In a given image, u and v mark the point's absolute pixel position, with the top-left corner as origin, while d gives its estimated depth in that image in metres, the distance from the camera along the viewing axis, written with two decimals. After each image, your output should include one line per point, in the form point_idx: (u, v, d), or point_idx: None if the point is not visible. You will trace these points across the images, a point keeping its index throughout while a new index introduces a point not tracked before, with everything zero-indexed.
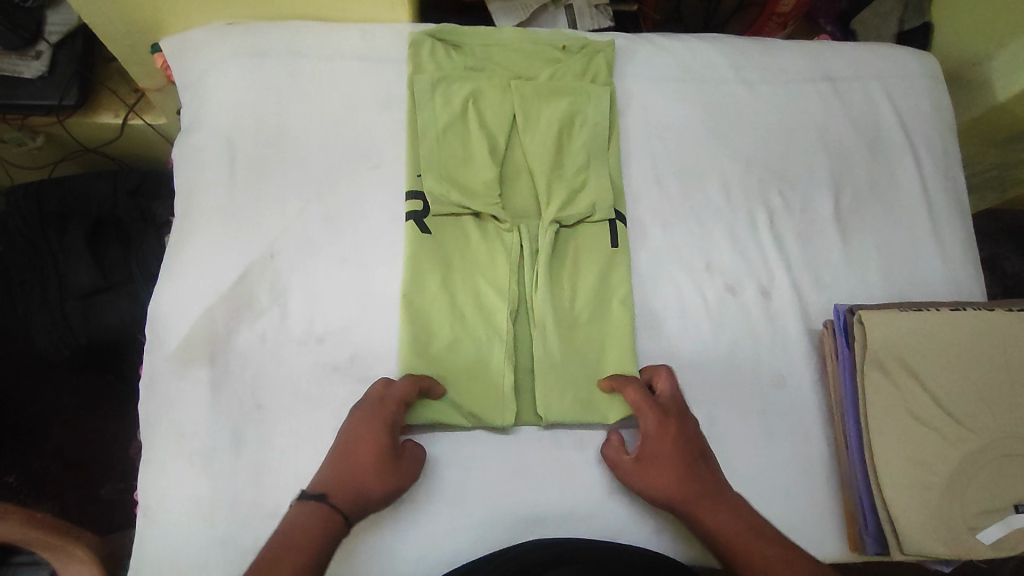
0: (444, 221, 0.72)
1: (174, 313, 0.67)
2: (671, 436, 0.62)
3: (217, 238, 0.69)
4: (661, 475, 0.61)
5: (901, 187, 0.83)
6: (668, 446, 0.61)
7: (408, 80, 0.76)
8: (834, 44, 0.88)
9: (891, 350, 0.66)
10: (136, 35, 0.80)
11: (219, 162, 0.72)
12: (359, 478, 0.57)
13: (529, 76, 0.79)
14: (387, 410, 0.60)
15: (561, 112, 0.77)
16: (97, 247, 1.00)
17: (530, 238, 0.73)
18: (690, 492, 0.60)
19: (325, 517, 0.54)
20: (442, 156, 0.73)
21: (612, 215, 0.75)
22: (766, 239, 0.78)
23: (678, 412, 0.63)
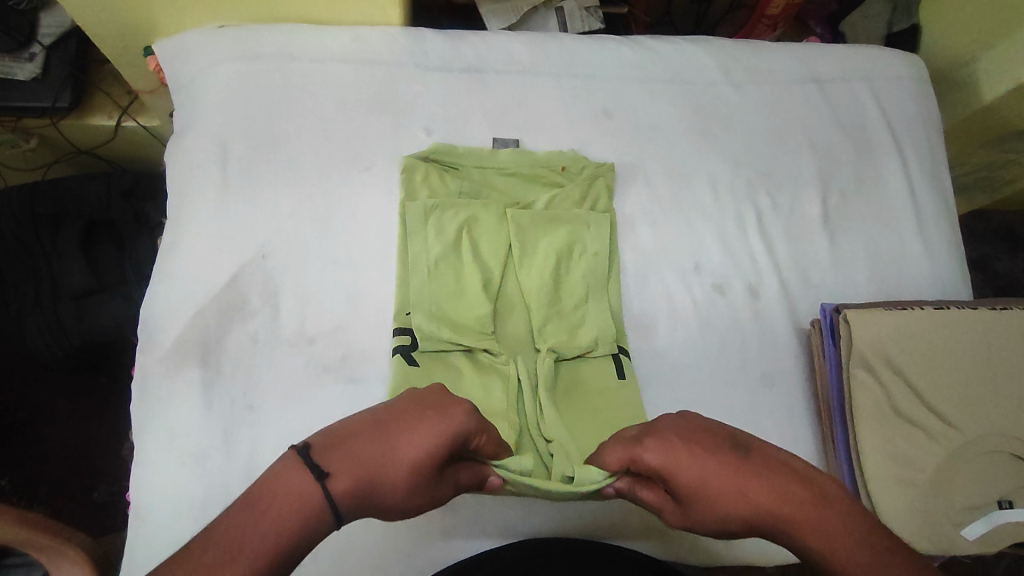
0: (433, 357, 0.68)
1: (168, 314, 0.68)
2: (678, 445, 0.51)
3: (208, 240, 0.70)
4: (727, 496, 0.47)
5: (887, 187, 0.84)
6: (701, 463, 0.49)
7: (399, 207, 0.73)
8: (821, 48, 0.89)
9: (876, 348, 0.66)
10: (129, 37, 0.81)
11: (210, 165, 0.72)
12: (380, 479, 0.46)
13: (525, 200, 0.77)
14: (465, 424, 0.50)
15: (560, 240, 0.74)
16: (91, 248, 1.01)
17: (529, 372, 0.69)
18: (734, 505, 0.47)
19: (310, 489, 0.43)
20: (433, 292, 0.70)
21: (614, 350, 0.70)
22: (754, 239, 0.79)
23: (663, 426, 0.54)
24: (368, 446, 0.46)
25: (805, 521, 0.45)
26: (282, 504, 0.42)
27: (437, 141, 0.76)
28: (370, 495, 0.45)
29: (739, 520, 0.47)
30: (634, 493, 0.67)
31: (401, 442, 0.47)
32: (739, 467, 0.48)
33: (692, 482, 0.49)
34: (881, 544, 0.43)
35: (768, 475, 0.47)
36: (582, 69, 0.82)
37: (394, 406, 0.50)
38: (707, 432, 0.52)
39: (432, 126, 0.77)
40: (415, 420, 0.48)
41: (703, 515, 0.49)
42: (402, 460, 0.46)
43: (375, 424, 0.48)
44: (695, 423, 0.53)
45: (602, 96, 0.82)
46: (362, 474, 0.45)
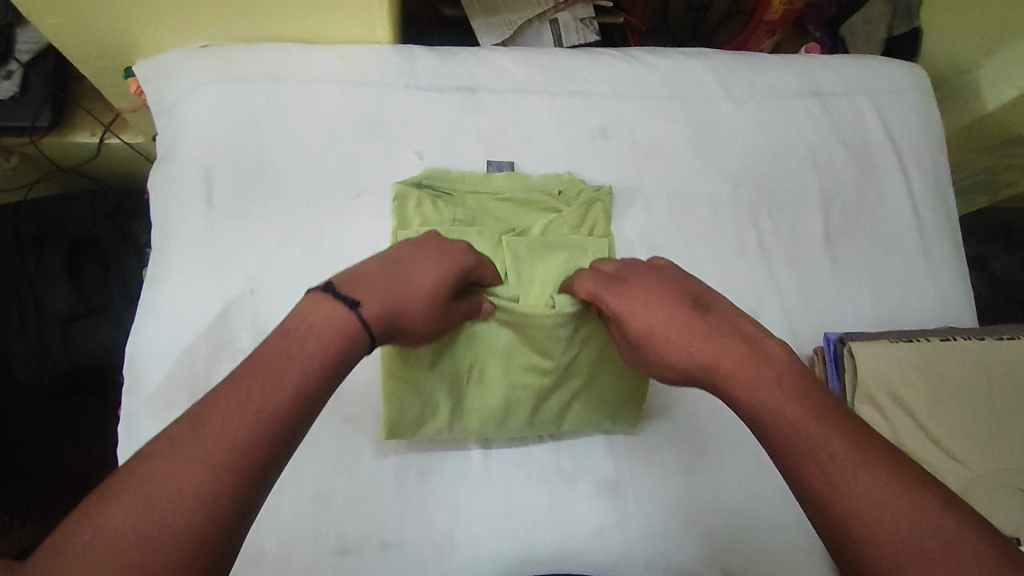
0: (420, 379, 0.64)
1: (156, 352, 0.66)
2: (644, 299, 0.51)
3: (195, 274, 0.68)
4: (676, 342, 0.49)
5: (889, 205, 0.82)
6: (658, 313, 0.50)
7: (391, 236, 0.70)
8: (822, 60, 0.87)
9: (880, 381, 0.65)
10: (109, 59, 0.78)
11: (195, 194, 0.70)
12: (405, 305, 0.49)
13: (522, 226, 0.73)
14: (466, 263, 0.55)
15: (559, 266, 0.69)
16: (76, 271, 0.99)
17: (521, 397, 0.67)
18: (673, 355, 0.48)
19: (337, 314, 0.44)
20: None
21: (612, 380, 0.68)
22: (755, 262, 0.78)
23: (638, 273, 0.54)
24: (388, 274, 0.49)
25: (731, 380, 0.45)
26: (329, 326, 0.43)
27: (428, 166, 0.74)
28: (396, 318, 0.48)
29: (672, 369, 0.49)
30: (635, 529, 0.66)
31: (419, 278, 0.51)
32: (691, 323, 0.48)
33: (638, 332, 0.51)
34: (816, 409, 0.42)
35: (717, 335, 0.47)
36: (578, 86, 0.80)
37: (403, 249, 0.52)
38: (679, 290, 0.51)
39: (424, 149, 0.75)
40: (426, 262, 0.52)
41: (643, 352, 0.52)
42: (422, 286, 0.50)
43: (387, 272, 0.49)
44: (673, 280, 0.52)
45: (599, 115, 0.80)
46: (389, 300, 0.48)
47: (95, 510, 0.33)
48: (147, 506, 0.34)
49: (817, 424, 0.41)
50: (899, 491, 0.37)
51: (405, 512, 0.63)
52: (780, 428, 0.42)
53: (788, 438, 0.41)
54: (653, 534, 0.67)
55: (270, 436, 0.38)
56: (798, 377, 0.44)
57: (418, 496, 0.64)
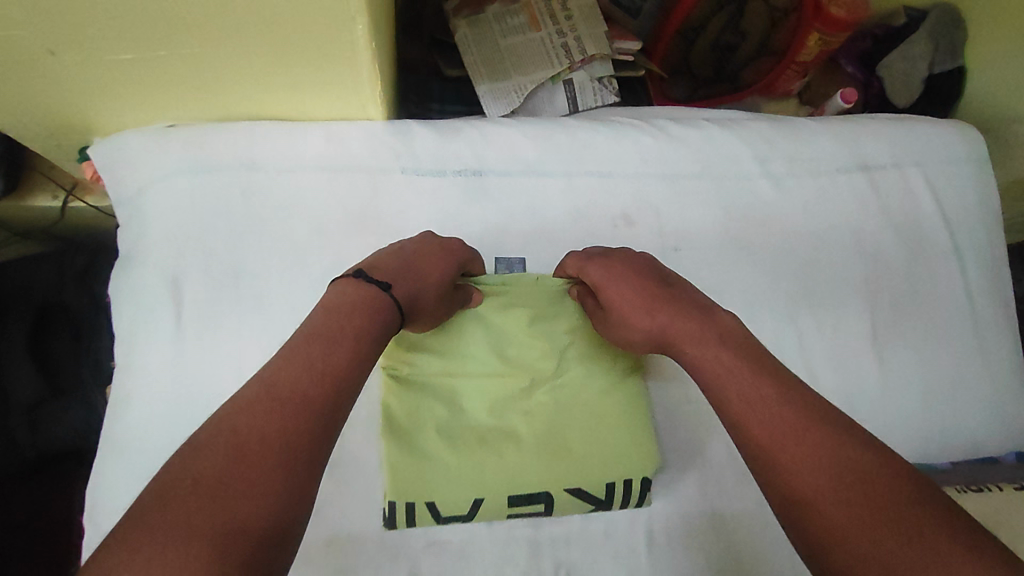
0: (421, 395, 0.61)
1: (120, 497, 0.58)
2: (616, 271, 0.58)
3: (164, 402, 0.60)
4: (641, 308, 0.55)
5: (942, 295, 0.74)
6: (628, 284, 0.56)
7: None
8: (868, 126, 0.78)
9: None
10: (61, 137, 0.68)
11: (162, 306, 0.61)
12: (419, 284, 0.55)
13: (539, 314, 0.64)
14: (467, 253, 0.62)
15: (578, 321, 0.65)
16: (43, 346, 0.90)
17: (522, 431, 0.62)
18: (633, 311, 0.55)
19: (362, 291, 0.50)
20: (427, 342, 0.62)
21: (622, 429, 0.63)
22: (795, 365, 0.69)
23: (616, 253, 0.61)
24: (403, 261, 0.56)
25: (678, 331, 0.52)
26: (358, 297, 0.49)
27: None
28: (417, 300, 0.55)
29: (636, 322, 0.55)
30: None
31: (428, 262, 0.57)
32: (654, 287, 0.55)
33: (614, 298, 0.57)
34: (756, 368, 0.47)
35: (678, 297, 0.54)
36: (597, 164, 0.71)
37: (411, 244, 0.59)
38: (648, 269, 0.58)
39: None
40: (430, 251, 0.59)
41: (620, 312, 0.56)
42: (436, 269, 0.58)
43: (402, 262, 0.56)
44: (637, 263, 0.59)
45: (620, 198, 0.71)
46: (409, 283, 0.54)
47: (191, 458, 0.38)
48: (236, 449, 0.38)
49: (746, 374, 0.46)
50: (816, 429, 0.42)
51: None
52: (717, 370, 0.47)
53: (726, 390, 0.46)
54: None
55: (327, 397, 0.42)
56: (750, 348, 0.49)
57: None
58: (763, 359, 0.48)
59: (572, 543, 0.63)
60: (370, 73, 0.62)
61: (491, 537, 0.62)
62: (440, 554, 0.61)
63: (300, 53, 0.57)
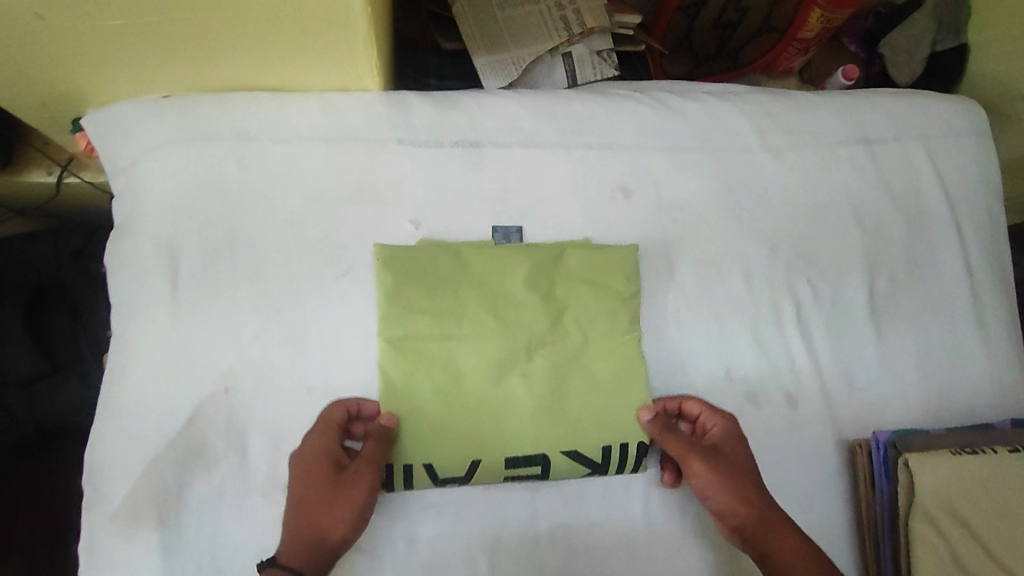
0: (416, 355, 0.61)
1: (117, 463, 0.58)
2: (727, 446, 0.60)
3: (160, 369, 0.60)
4: (734, 485, 0.58)
5: (942, 268, 0.73)
6: (739, 454, 0.60)
7: (377, 250, 0.63)
8: (870, 99, 0.77)
9: (941, 502, 0.57)
10: (56, 108, 0.68)
11: (158, 274, 0.61)
12: (320, 522, 0.54)
13: (538, 274, 0.65)
14: (331, 454, 0.56)
15: (578, 283, 0.65)
16: (40, 322, 0.90)
17: (522, 391, 0.62)
18: (730, 496, 0.57)
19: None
20: (421, 303, 0.62)
21: (623, 389, 0.63)
22: (792, 337, 0.69)
23: (729, 431, 0.61)
24: (292, 506, 0.55)
25: (767, 518, 0.57)
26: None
27: (425, 237, 0.65)
28: (323, 536, 0.54)
29: (732, 494, 0.57)
30: None
31: (307, 514, 0.54)
32: (751, 473, 0.59)
33: (729, 458, 0.59)
34: None
35: (763, 490, 0.59)
36: (595, 135, 0.71)
37: (299, 465, 0.56)
38: (746, 456, 0.60)
39: (420, 216, 0.66)
40: (302, 495, 0.55)
41: (723, 473, 0.58)
42: (311, 484, 0.55)
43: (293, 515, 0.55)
44: (738, 447, 0.61)
45: (618, 170, 0.70)
46: (305, 539, 0.53)
47: None
48: None
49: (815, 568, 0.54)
50: None
51: None
52: (786, 565, 0.54)
53: None
54: None
55: None
56: (818, 567, 0.54)
57: None
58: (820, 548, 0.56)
59: (568, 507, 0.63)
60: (366, 42, 0.61)
61: (487, 501, 0.62)
62: (437, 517, 0.62)
63: (292, 23, 0.57)
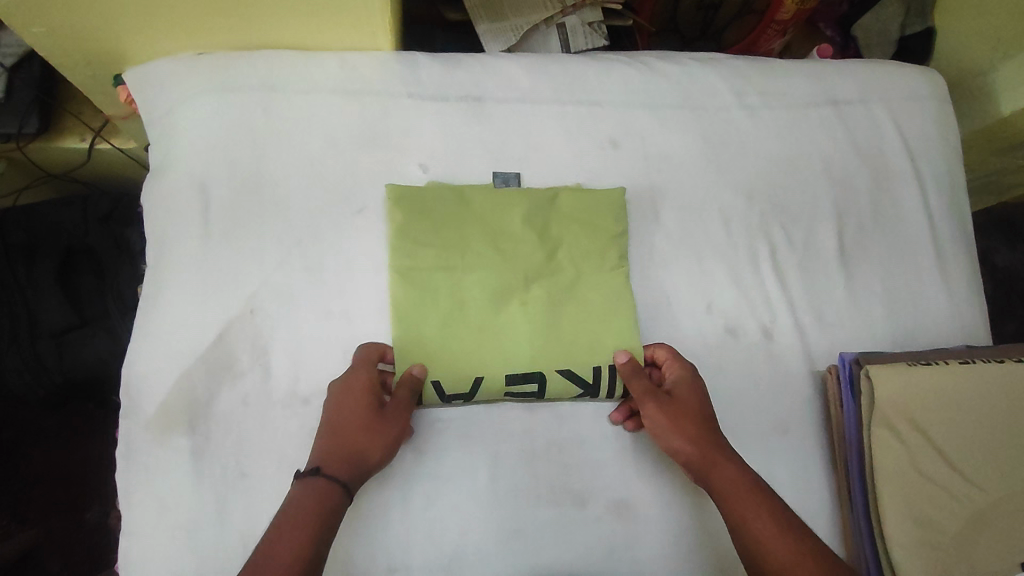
0: (424, 283, 0.68)
1: (152, 376, 0.64)
2: (681, 389, 0.64)
3: (192, 293, 0.66)
4: (682, 425, 0.61)
5: (905, 218, 0.80)
6: (694, 396, 0.63)
7: (386, 190, 0.70)
8: (838, 66, 0.84)
9: (897, 408, 0.63)
10: (98, 64, 0.75)
11: (191, 209, 0.67)
12: (362, 445, 0.58)
13: (535, 215, 0.71)
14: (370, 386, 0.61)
15: (571, 222, 0.72)
16: (70, 279, 0.97)
17: (521, 315, 0.68)
18: (677, 434, 0.61)
19: (318, 485, 0.55)
20: (428, 238, 0.69)
21: (614, 316, 0.69)
22: (768, 276, 0.76)
23: (689, 377, 0.65)
24: (331, 428, 0.59)
25: (714, 452, 0.60)
26: (308, 498, 0.54)
27: (432, 180, 0.72)
28: (363, 457, 0.58)
29: (681, 433, 0.61)
30: (644, 551, 0.66)
31: (350, 436, 0.58)
32: (706, 414, 0.63)
33: (682, 400, 0.63)
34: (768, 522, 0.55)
35: (718, 430, 0.62)
36: (587, 93, 0.77)
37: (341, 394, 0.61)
38: (704, 399, 0.64)
39: (428, 162, 0.73)
40: (344, 418, 0.59)
41: (674, 414, 0.62)
42: (354, 411, 0.59)
43: (331, 437, 0.58)
44: (697, 391, 0.64)
45: (608, 124, 0.77)
46: (347, 457, 0.57)
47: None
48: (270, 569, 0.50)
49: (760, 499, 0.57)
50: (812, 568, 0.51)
51: (412, 532, 0.64)
52: (734, 488, 0.57)
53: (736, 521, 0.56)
54: (666, 556, 0.67)
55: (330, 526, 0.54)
56: (758, 497, 0.56)
57: (423, 521, 0.64)
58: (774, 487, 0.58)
59: (563, 425, 0.68)
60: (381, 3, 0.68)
61: (488, 418, 0.68)
62: (442, 432, 0.67)
63: None
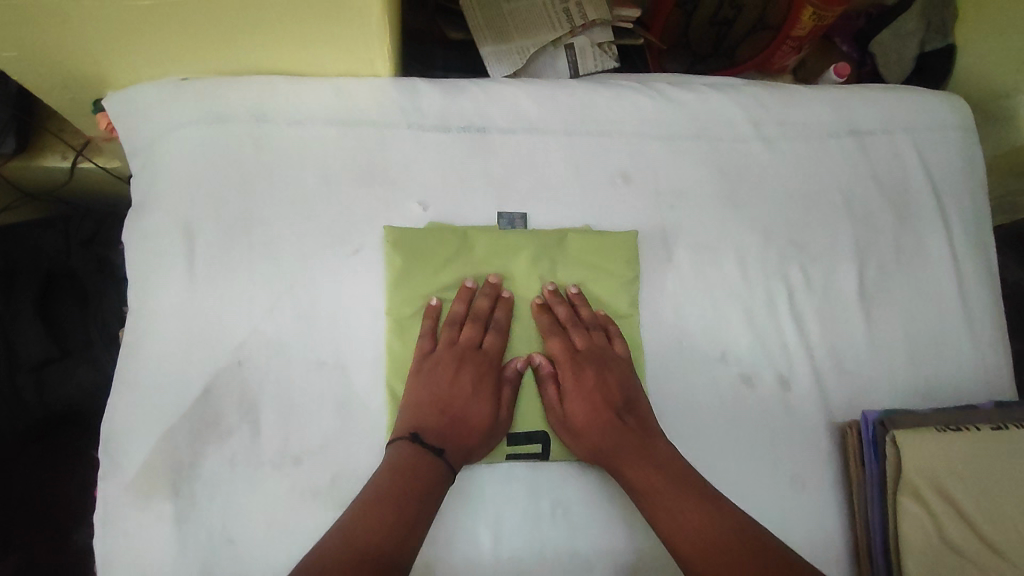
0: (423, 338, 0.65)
1: (135, 433, 0.60)
2: (569, 389, 0.64)
3: (177, 344, 0.62)
4: (574, 429, 0.63)
5: (929, 257, 0.76)
6: (579, 390, 0.64)
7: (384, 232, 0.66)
8: (862, 93, 0.80)
9: (925, 476, 0.59)
10: (75, 90, 0.70)
11: (174, 252, 0.63)
12: (472, 426, 0.62)
13: (541, 263, 0.68)
14: (485, 369, 0.64)
15: (578, 270, 0.69)
16: (50, 307, 0.92)
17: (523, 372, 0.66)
18: (571, 440, 0.63)
19: (423, 456, 0.58)
20: (427, 288, 0.66)
21: None
22: (784, 320, 0.72)
23: (570, 371, 0.65)
24: (447, 411, 0.62)
25: (621, 453, 0.61)
26: (420, 464, 0.58)
27: (433, 220, 0.68)
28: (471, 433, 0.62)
29: (572, 437, 0.63)
30: None
31: (465, 415, 0.62)
32: (608, 415, 0.63)
33: (575, 419, 0.63)
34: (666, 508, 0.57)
35: (614, 412, 0.63)
36: (597, 124, 0.73)
37: (453, 368, 0.63)
38: (593, 387, 0.64)
39: (428, 199, 0.68)
40: (462, 396, 0.62)
41: (569, 417, 0.64)
42: (476, 408, 0.62)
43: (441, 409, 0.62)
44: (584, 380, 0.64)
45: (618, 157, 0.73)
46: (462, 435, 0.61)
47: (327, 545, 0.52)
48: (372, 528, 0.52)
49: (663, 483, 0.59)
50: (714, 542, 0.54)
51: None
52: (639, 484, 0.60)
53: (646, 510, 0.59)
54: None
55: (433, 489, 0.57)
56: (657, 485, 0.59)
57: None
58: (672, 465, 0.60)
59: (567, 483, 0.65)
60: (380, 27, 0.63)
61: (490, 475, 0.64)
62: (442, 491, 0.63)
63: (308, 7, 0.59)
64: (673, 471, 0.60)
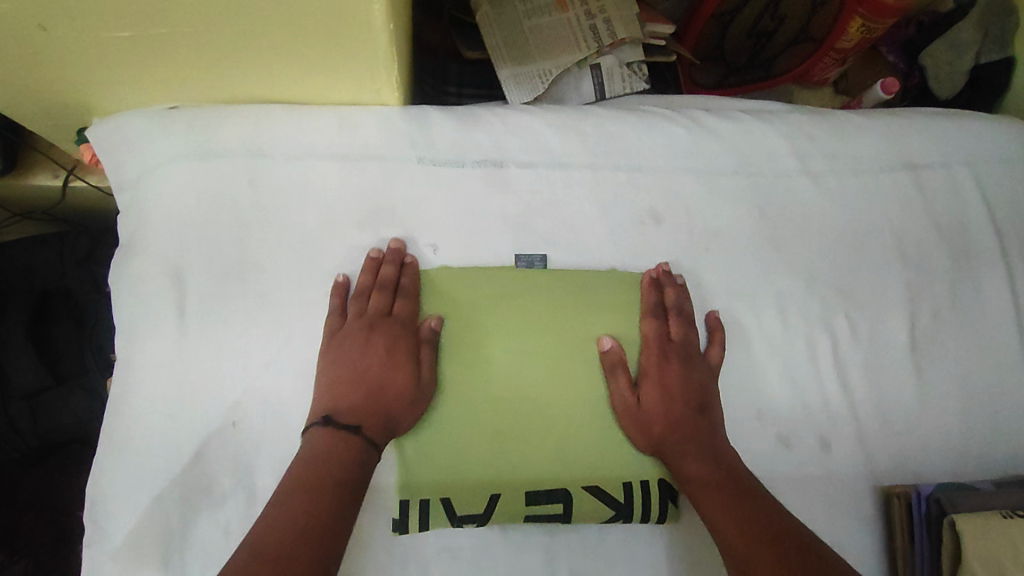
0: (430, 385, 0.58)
1: (119, 499, 0.55)
2: (653, 372, 0.60)
3: (166, 401, 0.57)
4: (651, 416, 0.58)
5: (987, 305, 0.69)
6: (665, 379, 0.60)
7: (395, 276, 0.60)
8: (915, 121, 0.73)
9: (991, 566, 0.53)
10: (62, 117, 0.65)
11: (163, 300, 0.58)
12: (387, 404, 0.56)
13: (566, 308, 0.61)
14: (400, 337, 0.58)
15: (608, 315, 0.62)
16: (43, 329, 0.87)
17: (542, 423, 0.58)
18: (643, 424, 0.58)
19: (334, 442, 0.53)
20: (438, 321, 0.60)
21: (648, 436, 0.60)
22: (828, 375, 0.65)
23: (664, 357, 0.61)
24: (363, 385, 0.56)
25: (688, 449, 0.57)
26: (334, 456, 0.52)
27: (445, 266, 0.62)
28: (387, 409, 0.56)
29: (644, 420, 0.58)
30: None
31: (376, 390, 0.56)
32: (683, 410, 0.59)
33: (648, 407, 0.59)
34: (727, 509, 0.53)
35: (692, 409, 0.59)
36: (625, 157, 0.67)
37: (357, 342, 0.58)
38: (682, 377, 0.60)
39: (441, 240, 0.62)
40: (374, 372, 0.57)
41: (645, 398, 0.59)
42: (395, 374, 0.56)
43: (354, 387, 0.56)
44: (676, 368, 0.60)
45: (650, 194, 0.66)
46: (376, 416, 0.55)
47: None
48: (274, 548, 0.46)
49: (724, 489, 0.54)
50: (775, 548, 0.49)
51: None
52: (699, 484, 0.55)
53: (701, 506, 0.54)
54: None
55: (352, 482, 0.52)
56: (721, 488, 0.54)
57: None
58: (742, 475, 0.56)
59: (590, 555, 0.59)
60: (388, 56, 0.57)
61: (505, 543, 0.58)
62: (452, 563, 0.57)
63: (308, 37, 0.53)
64: (744, 479, 0.55)
